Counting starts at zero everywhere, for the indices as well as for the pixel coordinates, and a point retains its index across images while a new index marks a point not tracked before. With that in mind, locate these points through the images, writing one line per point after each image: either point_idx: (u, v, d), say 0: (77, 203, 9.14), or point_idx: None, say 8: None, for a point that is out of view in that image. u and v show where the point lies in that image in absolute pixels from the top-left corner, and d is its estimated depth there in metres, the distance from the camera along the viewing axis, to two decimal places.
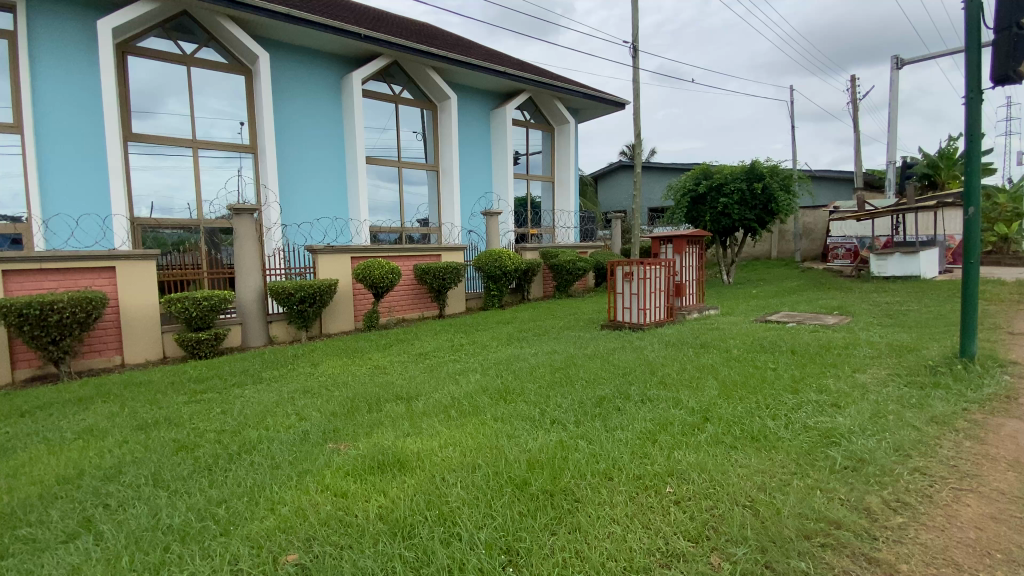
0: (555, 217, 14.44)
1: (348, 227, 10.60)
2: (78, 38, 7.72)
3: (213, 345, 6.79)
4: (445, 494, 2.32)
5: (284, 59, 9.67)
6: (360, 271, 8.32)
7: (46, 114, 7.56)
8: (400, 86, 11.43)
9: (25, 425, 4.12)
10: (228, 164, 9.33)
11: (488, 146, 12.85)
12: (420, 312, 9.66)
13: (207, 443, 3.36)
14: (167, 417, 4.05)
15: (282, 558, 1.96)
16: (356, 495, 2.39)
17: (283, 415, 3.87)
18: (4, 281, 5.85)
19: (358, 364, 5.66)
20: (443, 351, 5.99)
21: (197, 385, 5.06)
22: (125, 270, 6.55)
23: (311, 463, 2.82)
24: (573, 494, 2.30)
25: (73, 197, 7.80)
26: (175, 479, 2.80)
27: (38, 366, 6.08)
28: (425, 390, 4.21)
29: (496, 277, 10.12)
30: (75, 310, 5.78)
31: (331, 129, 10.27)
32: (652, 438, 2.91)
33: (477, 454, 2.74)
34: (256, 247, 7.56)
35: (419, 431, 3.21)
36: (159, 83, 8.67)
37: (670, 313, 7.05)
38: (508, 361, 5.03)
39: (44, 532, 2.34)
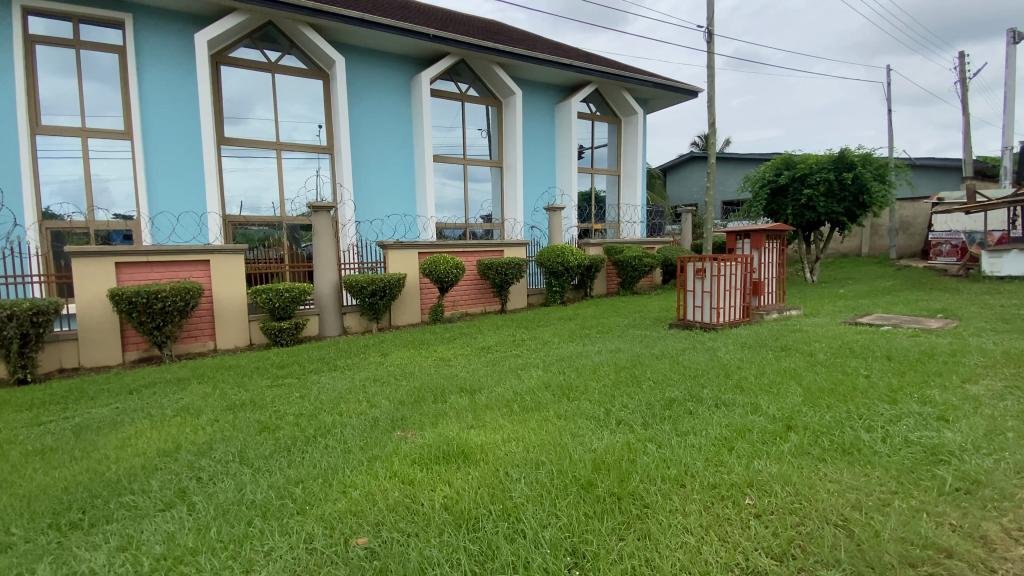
0: (620, 211, 14.09)
1: (416, 224, 10.88)
2: (179, 52, 8.49)
3: (293, 334, 7.25)
4: (511, 490, 2.29)
5: (357, 62, 10.07)
6: (426, 266, 8.53)
7: (153, 121, 8.37)
8: (466, 84, 11.60)
9: (134, 401, 4.58)
10: (307, 165, 9.91)
11: (553, 141, 12.75)
12: (483, 307, 9.77)
13: (286, 425, 3.57)
14: (251, 399, 4.35)
15: (352, 540, 2.01)
16: (422, 483, 2.42)
17: (354, 402, 4.04)
18: (118, 272, 6.53)
19: (423, 356, 5.80)
20: (504, 346, 6.00)
21: (278, 370, 5.41)
22: (218, 264, 7.13)
23: (380, 449, 2.91)
24: (642, 499, 2.19)
25: (175, 197, 8.60)
26: (258, 457, 3.00)
27: (144, 349, 6.76)
28: (488, 383, 4.23)
29: (558, 273, 10.01)
30: (175, 299, 6.36)
31: (400, 128, 10.60)
32: (728, 445, 2.72)
33: (541, 450, 2.69)
34: (332, 243, 7.95)
35: (483, 424, 3.22)
36: (248, 90, 9.34)
37: (746, 313, 6.62)
38: (570, 358, 4.93)
39: (144, 501, 2.57)
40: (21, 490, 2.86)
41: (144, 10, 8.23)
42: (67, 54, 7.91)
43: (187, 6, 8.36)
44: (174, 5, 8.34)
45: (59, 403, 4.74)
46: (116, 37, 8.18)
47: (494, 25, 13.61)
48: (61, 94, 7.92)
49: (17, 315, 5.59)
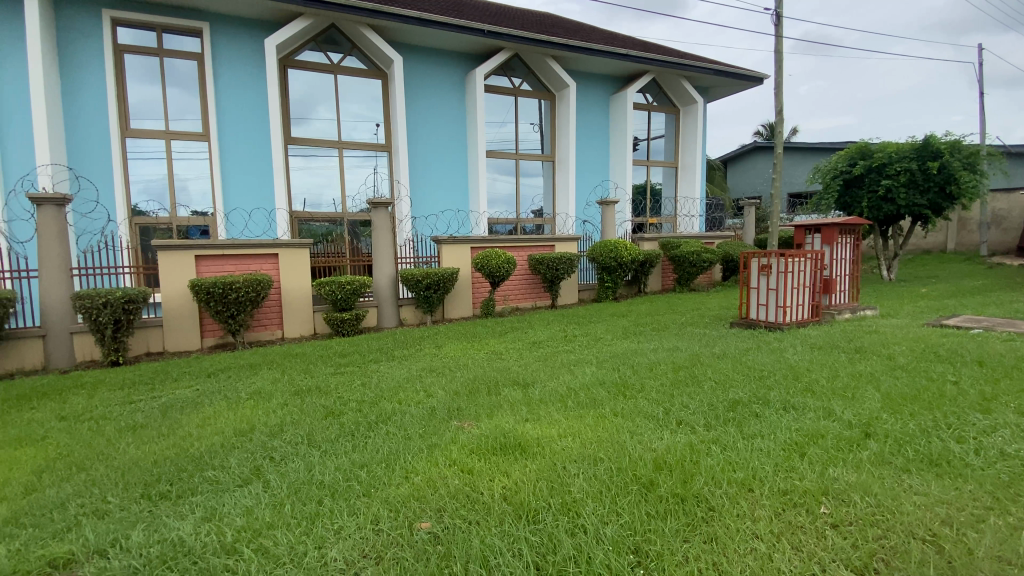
0: (678, 204, 13.67)
1: (468, 219, 11.03)
2: (250, 57, 9.00)
3: (354, 325, 7.57)
4: (570, 484, 2.27)
5: (414, 60, 10.29)
6: (478, 260, 8.63)
7: (227, 123, 8.93)
8: (520, 78, 11.60)
9: (211, 384, 4.94)
10: (366, 163, 10.26)
11: (607, 134, 12.53)
12: (534, 302, 9.78)
13: (350, 411, 3.72)
14: (316, 386, 4.57)
15: (417, 524, 2.07)
16: (481, 472, 2.46)
17: (411, 391, 4.15)
18: (198, 264, 7.03)
19: (475, 348, 5.87)
20: (556, 341, 5.97)
21: (340, 359, 5.66)
22: (284, 257, 7.53)
23: (438, 438, 2.98)
24: (707, 502, 2.12)
25: (247, 194, 9.15)
26: (324, 441, 3.15)
27: (220, 336, 7.26)
28: (541, 378, 4.22)
29: (611, 269, 9.84)
30: (248, 289, 6.78)
31: (454, 124, 10.75)
32: (799, 450, 2.58)
33: (599, 446, 2.65)
34: (390, 237, 8.19)
35: (539, 418, 3.21)
36: (312, 92, 9.77)
37: (815, 313, 6.26)
38: (625, 355, 4.83)
39: (225, 476, 2.76)
40: (116, 462, 3.14)
41: (220, 18, 8.77)
42: (152, 62, 8.56)
43: (257, 13, 8.83)
44: (246, 13, 8.83)
45: (147, 384, 5.18)
46: (194, 45, 8.76)
47: (548, 18, 13.49)
48: (146, 99, 8.59)
49: (112, 302, 6.14)
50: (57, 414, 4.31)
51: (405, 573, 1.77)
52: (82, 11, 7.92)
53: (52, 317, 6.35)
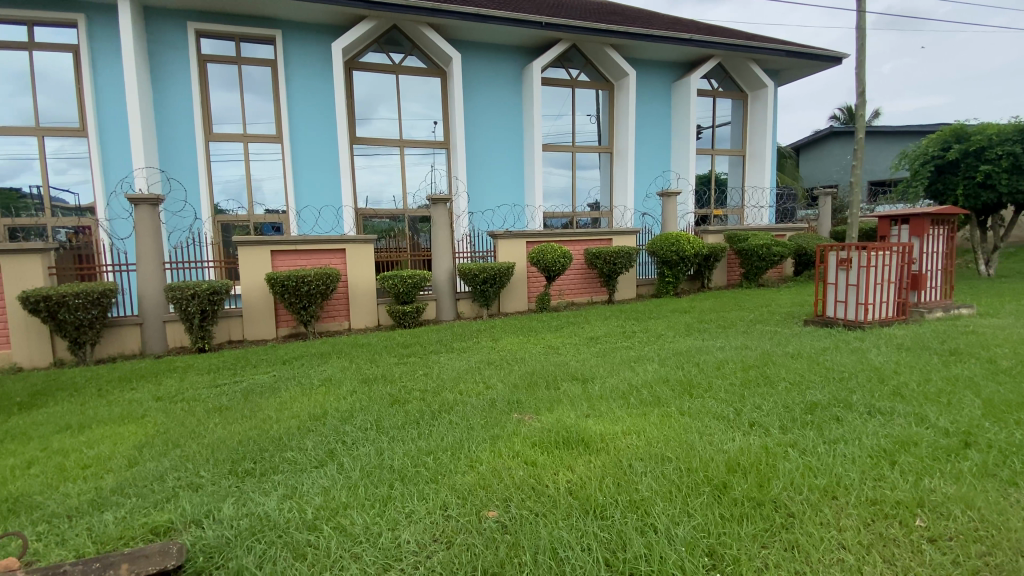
0: (745, 195, 13.01)
1: (524, 213, 11.03)
2: (318, 61, 9.44)
3: (414, 317, 7.81)
4: (637, 482, 2.22)
5: (472, 57, 10.40)
6: (534, 254, 8.62)
7: (297, 125, 9.44)
8: (578, 69, 11.44)
9: (286, 371, 5.26)
10: (424, 160, 10.53)
11: (668, 123, 12.12)
12: (590, 297, 9.67)
13: (414, 400, 3.85)
14: (382, 374, 4.76)
15: (484, 513, 2.11)
16: (545, 465, 2.46)
17: (471, 383, 4.22)
18: (274, 259, 7.50)
19: (532, 343, 5.88)
20: (615, 337, 5.85)
21: (403, 350, 5.85)
22: (350, 252, 7.88)
23: (501, 429, 3.01)
24: (786, 508, 2.02)
25: (316, 193, 9.65)
26: (391, 428, 3.27)
27: (293, 326, 7.71)
28: (601, 373, 4.14)
29: (672, 263, 9.53)
30: (318, 282, 7.16)
31: (510, 119, 10.78)
32: (888, 458, 2.40)
33: (667, 445, 2.58)
34: (448, 232, 8.37)
35: (600, 413, 3.16)
36: (375, 93, 10.12)
37: (901, 311, 5.78)
38: (690, 352, 4.66)
39: (302, 457, 2.93)
40: (207, 441, 3.42)
41: (291, 26, 9.25)
42: (231, 70, 9.17)
43: (325, 18, 9.22)
44: (314, 19, 9.26)
45: (230, 369, 5.59)
46: (268, 52, 9.30)
47: (607, 6, 13.18)
48: (226, 105, 9.21)
49: (199, 294, 6.67)
50: (154, 394, 4.75)
51: (475, 559, 1.81)
52: (170, 26, 8.62)
53: (148, 306, 6.98)
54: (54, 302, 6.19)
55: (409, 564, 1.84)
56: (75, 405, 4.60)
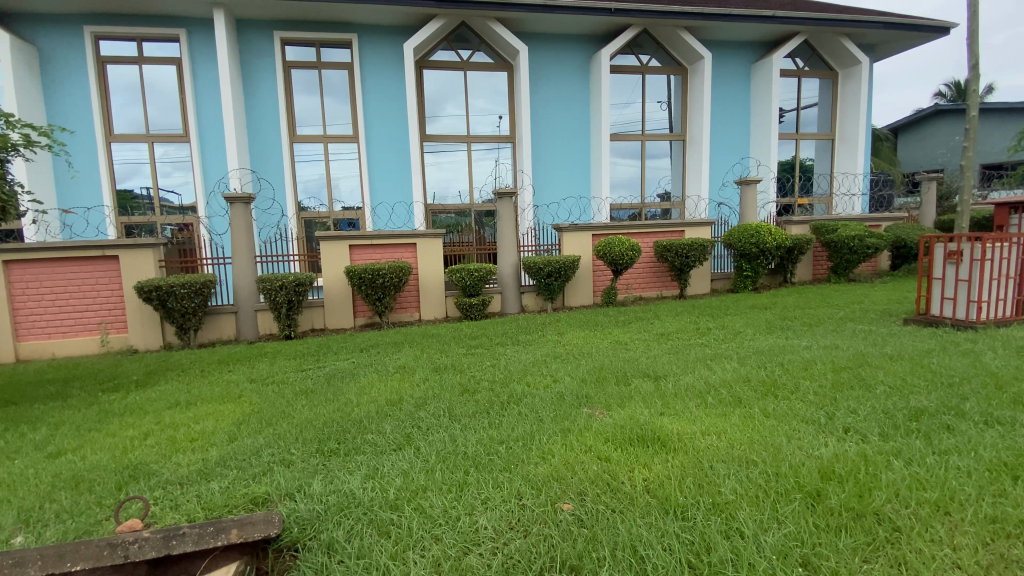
0: (833, 182, 12.04)
1: (591, 206, 10.86)
2: (391, 62, 9.80)
3: (481, 310, 7.98)
4: (719, 484, 2.13)
5: (539, 49, 10.36)
6: (601, 247, 8.47)
7: (372, 125, 9.88)
8: (648, 55, 11.05)
9: (363, 358, 5.55)
10: (489, 154, 10.70)
11: (746, 107, 11.43)
12: (660, 291, 9.38)
13: (483, 390, 3.93)
14: (451, 364, 4.90)
15: (559, 504, 2.11)
16: (620, 461, 2.41)
17: (539, 375, 4.24)
18: (352, 253, 7.91)
19: (600, 337, 5.80)
20: (687, 333, 5.64)
21: (471, 341, 5.98)
22: (421, 246, 8.15)
23: (571, 423, 3.00)
24: (890, 522, 1.85)
25: (389, 189, 10.07)
26: (463, 416, 3.36)
27: (368, 316, 8.11)
28: (674, 370, 4.00)
29: (750, 256, 9.01)
30: (392, 275, 7.47)
31: (577, 110, 10.63)
32: (1012, 473, 2.13)
33: (750, 448, 2.45)
34: (514, 226, 8.44)
35: (675, 412, 3.05)
36: (443, 90, 10.36)
37: (1021, 310, 5.13)
38: (772, 351, 4.38)
39: (382, 441, 3.08)
40: (295, 420, 3.68)
41: (366, 29, 9.66)
42: (312, 74, 9.72)
43: (397, 19, 9.53)
44: (387, 21, 9.60)
45: (313, 355, 5.99)
46: (345, 55, 9.76)
47: None
48: (307, 108, 9.78)
49: (287, 285, 7.17)
50: (248, 376, 5.19)
51: (553, 549, 1.82)
52: (259, 37, 9.28)
53: (242, 296, 7.60)
54: (164, 291, 6.92)
55: (487, 549, 1.88)
56: (182, 384, 5.12)
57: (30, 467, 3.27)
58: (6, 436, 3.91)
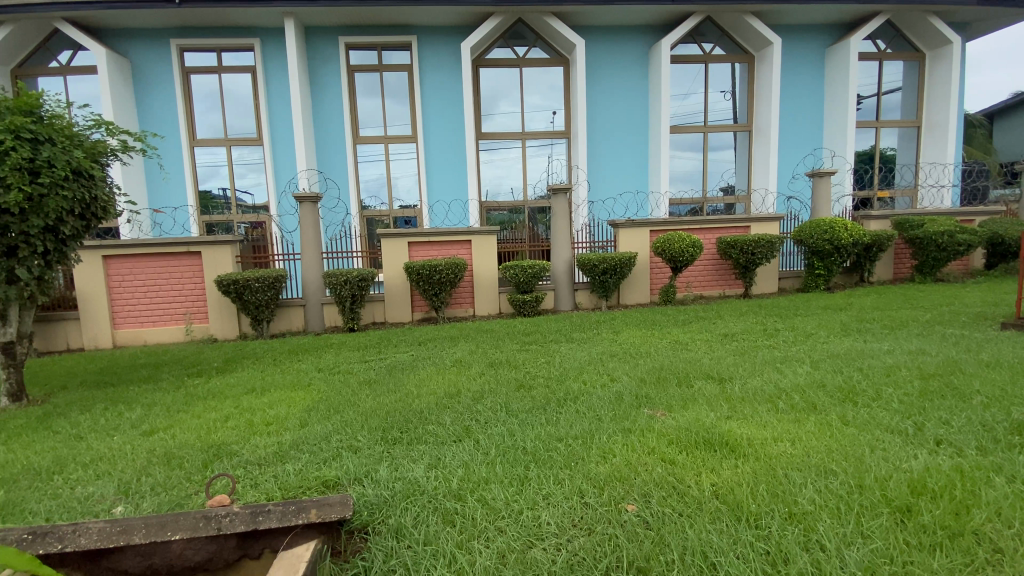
0: (919, 173, 11.07)
1: (648, 201, 10.58)
2: (448, 61, 9.97)
3: (534, 307, 7.98)
4: (794, 493, 2.03)
5: (596, 42, 10.20)
6: (659, 244, 8.23)
7: (430, 124, 10.12)
8: (711, 43, 10.63)
9: (421, 352, 5.71)
10: (543, 150, 10.69)
11: (818, 94, 10.73)
12: (722, 290, 9.02)
13: (539, 386, 3.94)
14: (506, 359, 4.96)
15: (623, 505, 2.08)
16: (686, 465, 2.34)
17: (595, 374, 4.20)
18: (411, 249, 8.14)
19: (658, 337, 5.66)
20: (752, 334, 5.39)
21: (525, 337, 6.00)
22: (476, 243, 8.26)
23: (632, 423, 2.95)
24: (993, 543, 1.70)
25: (446, 187, 10.29)
26: (520, 411, 3.38)
27: (426, 311, 8.32)
28: (740, 373, 3.83)
29: (823, 253, 8.47)
30: (448, 271, 7.64)
31: (635, 103, 10.39)
32: None
33: (828, 457, 2.31)
34: (568, 223, 8.39)
35: (744, 416, 2.92)
36: (499, 88, 10.45)
37: None
38: (848, 356, 4.10)
39: (442, 432, 3.15)
40: (361, 408, 3.85)
41: (425, 31, 9.88)
42: (373, 77, 10.08)
43: (455, 20, 9.68)
44: (445, 22, 9.77)
45: (375, 347, 6.23)
46: (404, 57, 10.04)
47: None
48: (369, 110, 10.15)
49: (350, 280, 7.50)
50: (316, 366, 5.48)
51: (619, 550, 1.80)
52: (326, 43, 9.71)
53: (310, 290, 8.02)
54: (240, 285, 7.41)
55: (551, 545, 1.89)
56: (257, 372, 5.49)
57: (128, 443, 3.61)
58: (107, 415, 4.33)
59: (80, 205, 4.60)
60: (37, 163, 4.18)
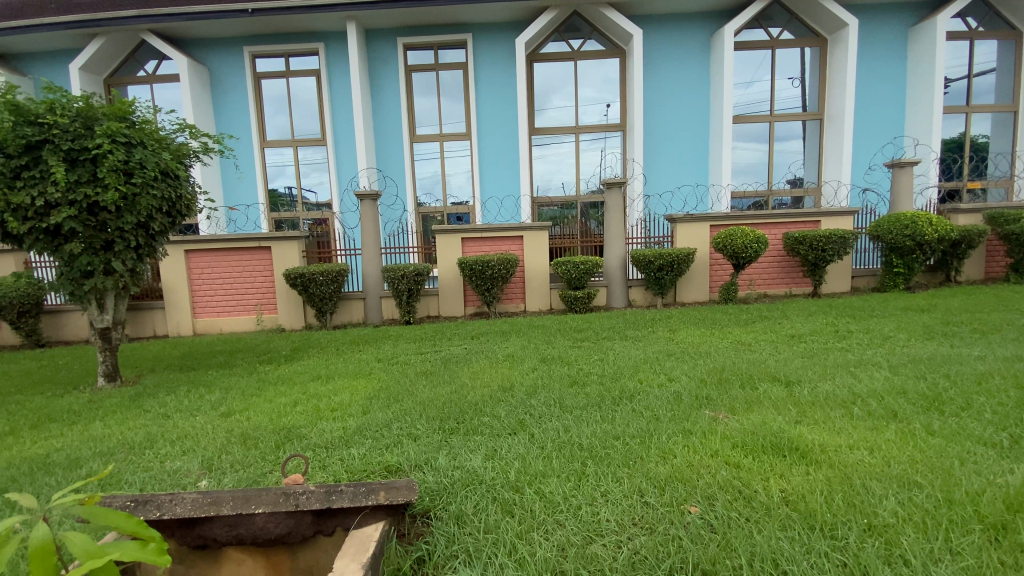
0: (1017, 161, 10.02)
1: (708, 195, 10.19)
2: (502, 57, 10.02)
3: (586, 303, 7.92)
4: (874, 504, 1.91)
5: (653, 32, 9.93)
6: (720, 240, 7.91)
7: (485, 121, 10.23)
8: (779, 28, 10.09)
9: (474, 345, 5.81)
10: (596, 144, 10.56)
11: (899, 78, 9.93)
12: (787, 288, 8.57)
13: (593, 383, 3.92)
14: (559, 355, 4.95)
15: (685, 506, 2.05)
16: (751, 469, 2.26)
17: (651, 373, 4.11)
18: (465, 244, 8.28)
19: (718, 336, 5.47)
20: (821, 336, 5.09)
21: (578, 334, 5.97)
22: (528, 239, 8.29)
23: (693, 424, 2.88)
24: None
25: (499, 183, 10.38)
26: (575, 408, 3.38)
27: (478, 306, 8.46)
28: (808, 376, 3.64)
29: (903, 250, 7.85)
30: (500, 266, 7.74)
31: (694, 93, 10.03)
32: None
33: (911, 467, 2.17)
34: (622, 218, 8.26)
35: (815, 422, 2.78)
36: (553, 83, 10.40)
37: None
38: (934, 361, 3.79)
39: (498, 424, 3.21)
40: (419, 398, 3.99)
41: (480, 28, 9.99)
42: (430, 76, 10.32)
43: (510, 15, 9.71)
44: (500, 19, 9.83)
45: (430, 340, 6.40)
46: (459, 56, 10.20)
47: None
48: (425, 109, 10.41)
49: (407, 274, 7.74)
50: (375, 356, 5.70)
51: (682, 551, 1.77)
52: (386, 45, 10.03)
53: (369, 284, 8.35)
54: (306, 278, 7.83)
55: (612, 541, 1.88)
56: (321, 360, 5.78)
57: (209, 423, 3.92)
58: (190, 396, 4.72)
59: (168, 203, 5.03)
60: (131, 164, 4.57)
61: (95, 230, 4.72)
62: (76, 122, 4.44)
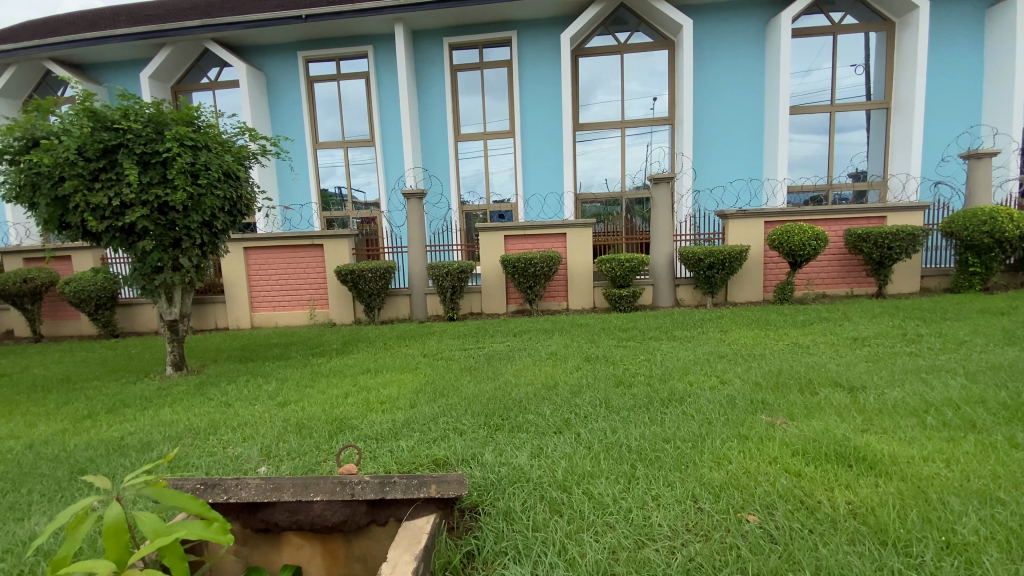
0: None
1: (762, 189, 9.77)
2: (546, 53, 9.96)
3: (631, 302, 7.79)
4: (952, 522, 1.78)
5: (704, 22, 9.61)
6: (776, 237, 7.57)
7: (528, 118, 10.22)
8: (842, 12, 9.54)
9: (518, 343, 5.82)
10: (642, 139, 10.34)
11: (978, 61, 9.17)
12: (849, 288, 8.11)
13: (640, 384, 3.84)
14: (604, 355, 4.89)
15: (743, 514, 1.97)
16: (814, 479, 2.15)
17: (702, 375, 3.99)
18: (508, 242, 8.31)
19: (773, 338, 5.24)
20: (887, 339, 4.79)
21: (623, 333, 5.88)
22: (572, 236, 8.22)
23: (748, 429, 2.77)
24: None
25: (543, 180, 10.35)
26: (622, 408, 3.32)
27: (520, 304, 8.47)
28: (874, 382, 3.42)
29: (980, 248, 7.25)
30: (544, 264, 7.72)
31: (748, 84, 9.64)
32: None
33: (995, 483, 2.00)
34: (669, 214, 8.05)
35: (882, 431, 2.61)
36: (598, 78, 10.25)
37: None
38: (1018, 369, 3.48)
39: (543, 422, 3.20)
40: (465, 393, 4.04)
41: (524, 25, 9.97)
42: (474, 75, 10.41)
43: (555, 11, 9.63)
44: (544, 14, 9.77)
45: (474, 336, 6.48)
46: (503, 53, 10.23)
47: None
48: (469, 108, 10.52)
49: (452, 271, 7.85)
50: (421, 351, 5.81)
51: (741, 561, 1.71)
52: (432, 45, 10.18)
53: (415, 281, 8.53)
54: (355, 275, 8.08)
55: (665, 546, 1.84)
56: (369, 354, 5.96)
57: (267, 412, 4.12)
58: (249, 386, 4.98)
59: (230, 203, 5.32)
60: (197, 167, 4.86)
61: (165, 229, 5.05)
62: (148, 127, 4.77)
